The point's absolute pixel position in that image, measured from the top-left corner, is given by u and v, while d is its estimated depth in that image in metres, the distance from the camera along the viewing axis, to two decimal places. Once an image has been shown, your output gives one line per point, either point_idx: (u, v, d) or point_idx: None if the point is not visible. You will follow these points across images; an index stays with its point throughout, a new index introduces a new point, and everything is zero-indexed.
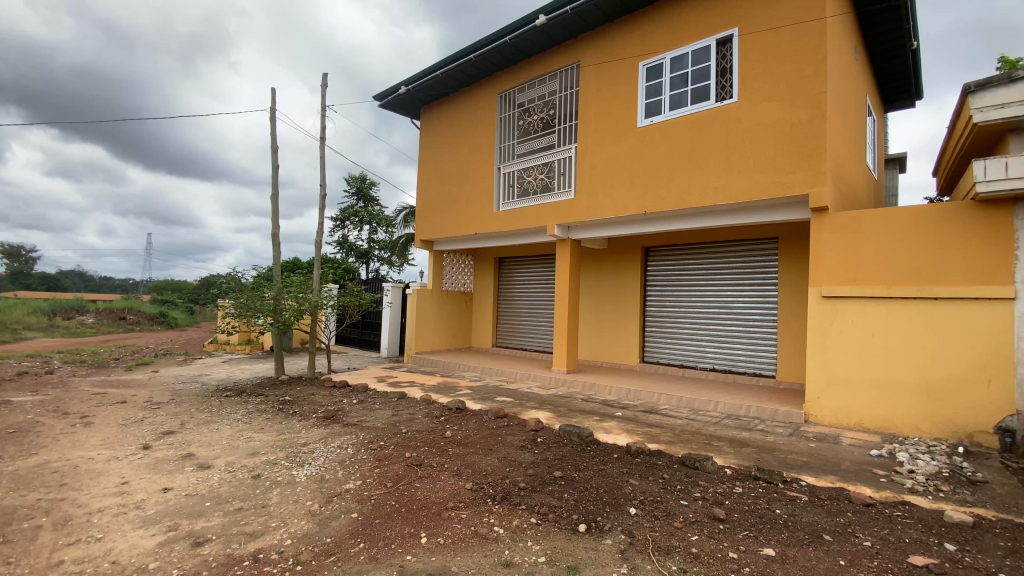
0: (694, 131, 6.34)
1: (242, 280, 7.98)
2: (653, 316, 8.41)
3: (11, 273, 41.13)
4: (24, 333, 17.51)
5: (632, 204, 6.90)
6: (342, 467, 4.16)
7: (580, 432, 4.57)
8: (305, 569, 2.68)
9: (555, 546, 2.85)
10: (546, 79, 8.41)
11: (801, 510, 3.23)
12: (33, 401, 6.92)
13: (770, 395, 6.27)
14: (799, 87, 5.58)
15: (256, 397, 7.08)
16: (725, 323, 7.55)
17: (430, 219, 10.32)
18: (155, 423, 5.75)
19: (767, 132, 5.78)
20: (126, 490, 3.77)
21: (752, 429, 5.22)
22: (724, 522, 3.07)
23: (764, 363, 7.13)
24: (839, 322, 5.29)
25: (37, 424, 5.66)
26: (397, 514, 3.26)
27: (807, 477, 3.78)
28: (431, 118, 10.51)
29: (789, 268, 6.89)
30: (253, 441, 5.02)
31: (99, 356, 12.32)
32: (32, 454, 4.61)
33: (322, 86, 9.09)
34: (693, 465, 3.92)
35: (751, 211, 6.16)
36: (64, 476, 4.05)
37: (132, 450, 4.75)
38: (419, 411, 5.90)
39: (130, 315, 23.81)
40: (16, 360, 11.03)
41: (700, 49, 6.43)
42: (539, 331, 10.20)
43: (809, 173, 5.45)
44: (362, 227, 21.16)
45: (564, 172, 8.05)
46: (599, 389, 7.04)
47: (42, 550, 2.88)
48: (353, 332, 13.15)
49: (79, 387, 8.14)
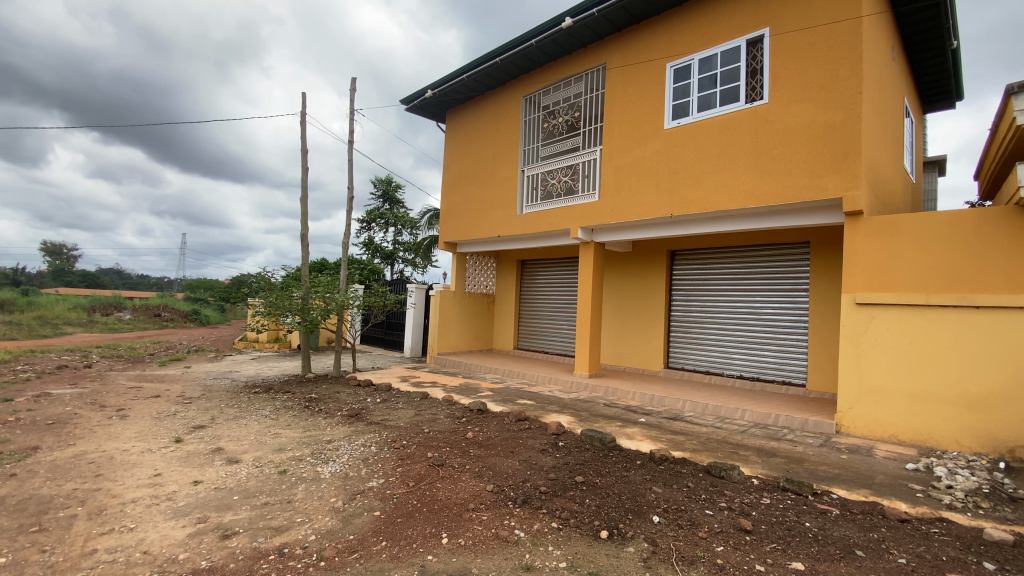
0: (723, 133, 6.23)
1: (272, 280, 8.17)
2: (678, 321, 8.27)
3: (55, 270, 43.17)
4: (66, 328, 18.37)
5: (658, 207, 6.82)
6: (365, 465, 4.20)
7: (602, 437, 4.53)
8: (328, 565, 2.71)
9: (577, 551, 2.82)
10: (571, 81, 8.39)
11: (832, 524, 3.12)
12: (72, 394, 7.19)
13: (800, 405, 6.08)
14: (832, 88, 5.44)
15: (283, 393, 7.23)
16: (754, 329, 7.37)
17: (454, 221, 10.39)
18: (186, 417, 5.92)
19: (798, 134, 5.63)
20: (158, 482, 3.88)
21: (780, 439, 5.08)
22: (751, 534, 2.98)
23: (793, 372, 6.93)
24: (872, 330, 5.10)
25: (75, 416, 5.90)
26: (418, 514, 3.27)
27: (839, 490, 3.65)
28: (456, 121, 10.61)
29: (821, 274, 6.70)
30: (279, 437, 5.12)
31: (135, 351, 12.80)
32: (71, 445, 4.80)
33: (351, 90, 9.29)
34: (719, 474, 3.83)
35: (778, 215, 6.03)
36: (100, 467, 4.20)
37: (165, 443, 4.91)
38: (442, 412, 5.94)
39: (165, 312, 24.70)
40: (57, 354, 11.53)
41: (730, 50, 6.32)
42: (561, 335, 10.14)
43: (842, 177, 5.30)
44: (387, 228, 21.45)
45: (589, 175, 8.01)
46: (621, 395, 6.96)
47: (77, 539, 2.99)
48: (377, 332, 13.33)
49: (116, 380, 8.45)
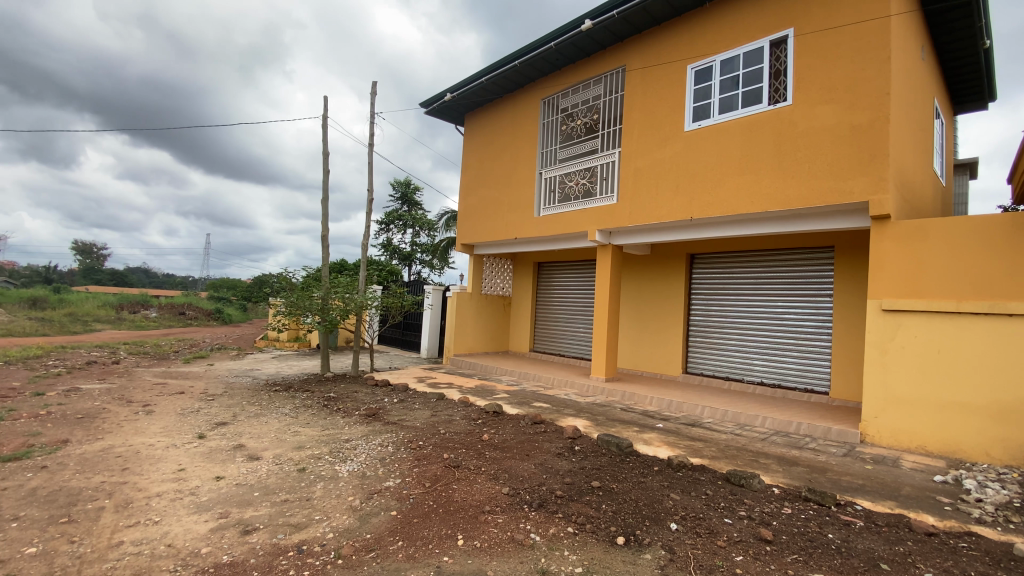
0: (744, 135, 6.14)
1: (293, 280, 8.30)
2: (697, 325, 8.17)
3: (85, 269, 44.55)
4: (94, 325, 18.95)
5: (678, 210, 6.75)
6: (382, 465, 4.23)
7: (619, 442, 4.49)
8: (346, 563, 2.74)
9: (593, 557, 2.80)
10: (590, 83, 8.36)
11: (856, 536, 3.03)
12: (101, 389, 7.41)
13: (823, 413, 5.95)
14: (858, 89, 5.33)
15: (303, 392, 7.35)
16: (775, 335, 7.24)
17: (472, 223, 10.44)
18: (209, 414, 6.05)
19: (822, 136, 5.53)
20: (182, 477, 3.98)
21: (802, 447, 4.98)
22: (773, 545, 2.92)
23: (816, 380, 6.78)
24: (900, 338, 4.96)
25: (104, 410, 6.08)
26: (434, 515, 3.28)
27: (863, 502, 3.56)
28: (475, 124, 10.66)
29: (846, 280, 6.55)
30: (299, 435, 5.20)
31: (161, 348, 13.15)
32: (99, 439, 4.95)
33: (371, 94, 9.41)
34: (738, 483, 3.76)
35: (801, 218, 5.92)
36: (126, 461, 4.32)
37: (189, 439, 5.02)
38: (457, 413, 5.96)
39: (189, 311, 25.29)
40: (87, 350, 11.89)
41: (752, 51, 6.24)
42: (578, 338, 10.09)
43: (868, 180, 5.17)
44: (405, 230, 21.65)
45: (607, 177, 7.96)
46: (639, 399, 6.89)
47: (104, 531, 3.07)
48: (395, 333, 13.45)
49: (142, 376, 8.68)
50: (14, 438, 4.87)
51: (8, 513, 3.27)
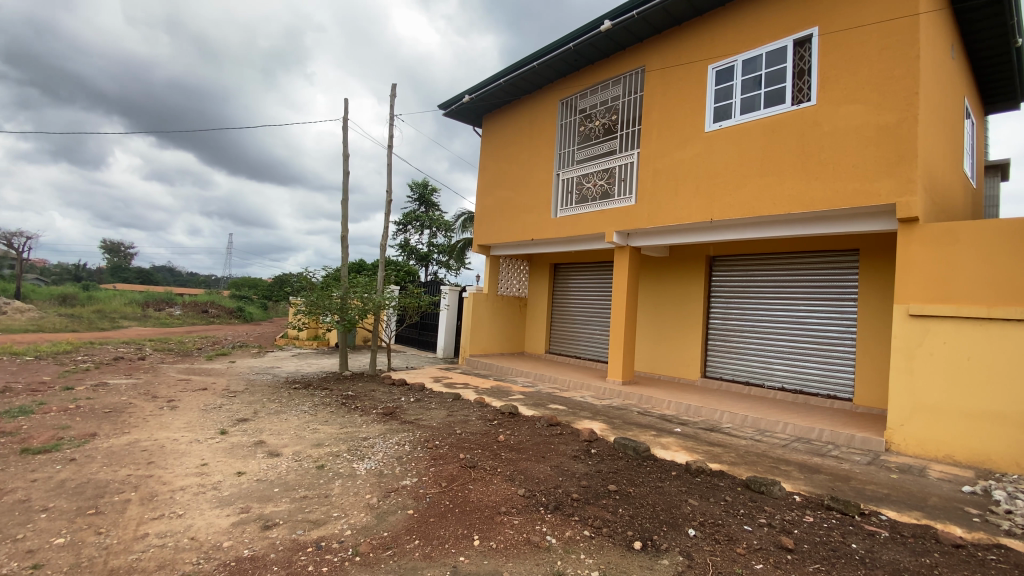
0: (767, 135, 6.05)
1: (313, 280, 8.42)
2: (716, 329, 8.06)
3: (113, 267, 45.88)
4: (121, 321, 19.52)
5: (697, 212, 6.67)
6: (399, 464, 4.27)
7: (636, 446, 4.45)
8: (363, 561, 2.76)
9: (609, 561, 2.77)
10: (609, 84, 8.32)
11: (881, 547, 2.95)
12: (127, 384, 7.63)
13: (846, 420, 5.82)
14: (886, 88, 5.20)
15: (322, 390, 7.45)
16: (797, 339, 7.10)
17: (489, 224, 10.46)
18: (231, 410, 6.17)
19: (847, 136, 5.41)
20: (205, 471, 4.06)
21: (825, 454, 4.88)
22: (794, 553, 2.86)
23: (839, 386, 6.64)
24: (927, 343, 4.82)
25: (130, 405, 6.24)
26: (451, 515, 3.29)
27: (888, 512, 3.46)
28: (493, 126, 10.70)
29: (871, 284, 6.40)
30: (317, 432, 5.27)
31: (185, 345, 13.46)
32: (126, 433, 5.08)
33: (391, 96, 9.51)
34: (759, 489, 3.69)
35: (824, 220, 5.80)
36: (152, 455, 4.43)
37: (211, 434, 5.12)
38: (473, 413, 5.98)
39: (212, 308, 25.84)
40: (114, 346, 12.23)
41: (776, 51, 6.14)
42: (594, 340, 10.03)
43: (895, 181, 5.04)
44: (423, 231, 21.80)
45: (625, 179, 7.90)
46: (656, 403, 6.82)
47: (130, 523, 3.15)
48: (411, 333, 13.56)
49: (167, 373, 8.90)
50: (45, 431, 5.03)
51: (38, 503, 3.37)
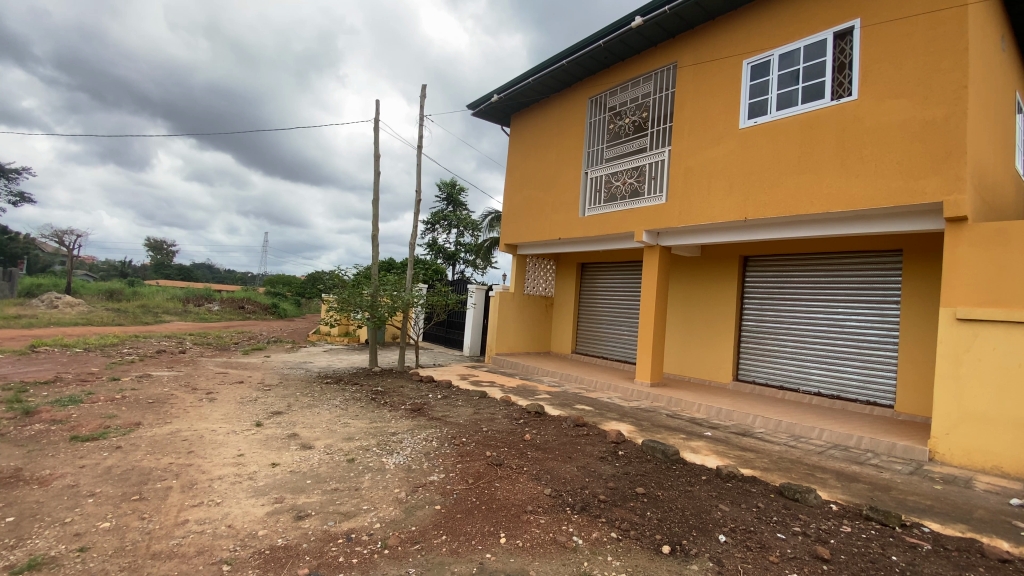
0: (804, 132, 5.86)
1: (344, 277, 8.59)
2: (749, 331, 7.86)
3: (157, 264, 47.98)
4: (164, 316, 20.42)
5: (731, 210, 6.51)
6: (426, 459, 4.33)
7: (664, 449, 4.37)
8: (392, 553, 2.81)
9: (637, 564, 2.74)
10: (640, 81, 8.20)
11: (923, 560, 2.82)
12: (169, 376, 7.96)
13: (887, 428, 5.58)
14: (933, 82, 4.96)
15: (352, 385, 7.61)
16: (834, 343, 6.86)
17: (516, 223, 10.47)
18: (266, 403, 6.37)
19: (890, 132, 5.19)
20: (241, 462, 4.21)
21: (863, 463, 4.70)
22: (830, 564, 2.76)
23: (879, 392, 6.37)
24: (976, 349, 4.58)
25: (172, 396, 6.52)
26: (478, 511, 3.32)
27: (932, 524, 3.31)
28: (521, 125, 10.70)
29: (915, 286, 6.13)
30: (348, 427, 5.38)
31: (223, 339, 13.99)
32: (168, 423, 5.31)
33: (421, 96, 9.64)
34: (793, 497, 3.58)
35: (867, 220, 5.58)
36: (192, 445, 4.61)
37: (247, 426, 5.30)
38: (500, 411, 6.00)
39: (248, 304, 26.67)
40: (157, 340, 12.77)
41: (814, 44, 5.94)
42: (622, 341, 9.91)
43: (943, 178, 4.80)
44: (450, 230, 22.00)
45: (656, 176, 7.78)
46: (685, 406, 6.69)
47: (171, 510, 3.29)
48: (439, 331, 13.70)
49: (206, 366, 9.25)
50: (93, 419, 5.30)
51: (86, 489, 3.56)
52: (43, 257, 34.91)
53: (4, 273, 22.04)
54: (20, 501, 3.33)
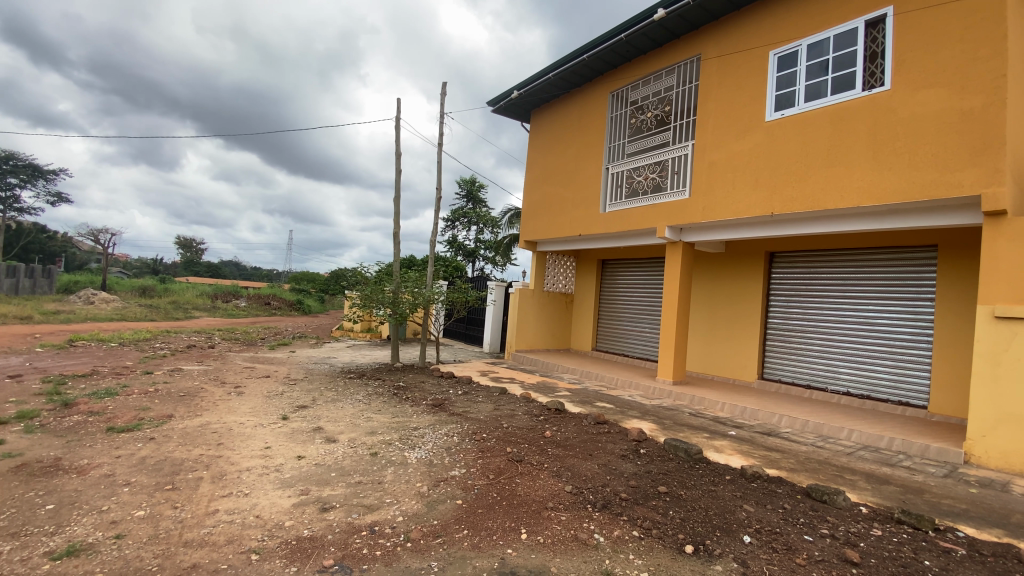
0: (834, 124, 5.69)
1: (366, 274, 8.70)
2: (776, 329, 7.70)
3: (186, 262, 49.44)
4: (193, 312, 20.99)
5: (757, 205, 6.37)
6: (448, 454, 4.37)
7: (687, 448, 4.32)
8: (415, 546, 2.85)
9: (659, 563, 2.72)
10: (662, 74, 8.08)
11: (958, 565, 2.73)
12: (200, 370, 8.19)
13: (921, 429, 5.40)
14: (970, 70, 4.76)
15: (374, 380, 7.72)
16: (865, 341, 6.67)
17: (536, 220, 10.44)
18: (291, 397, 6.51)
19: (925, 124, 5.00)
20: (268, 454, 4.31)
21: (895, 465, 4.56)
22: (859, 568, 2.69)
23: (912, 392, 6.17)
24: (1016, 348, 4.38)
25: (201, 390, 6.71)
26: (499, 507, 3.33)
27: (967, 528, 3.19)
28: (541, 120, 10.65)
29: (951, 283, 5.92)
30: (371, 421, 5.46)
31: (250, 334, 14.34)
32: (198, 415, 5.48)
33: (442, 94, 9.69)
34: (821, 498, 3.49)
35: (900, 215, 5.40)
36: (220, 437, 4.74)
37: (273, 419, 5.42)
38: (520, 408, 6.01)
39: (274, 300, 27.23)
40: (187, 335, 13.16)
41: (844, 33, 5.76)
42: (644, 338, 9.81)
43: (981, 171, 4.61)
44: (470, 228, 22.07)
45: (679, 171, 7.66)
46: (709, 405, 6.59)
47: (202, 500, 3.39)
48: (459, 327, 13.78)
49: (234, 360, 9.50)
50: (128, 411, 5.50)
51: (122, 478, 3.70)
52: (80, 255, 36.25)
53: (44, 270, 22.96)
54: (60, 489, 3.48)
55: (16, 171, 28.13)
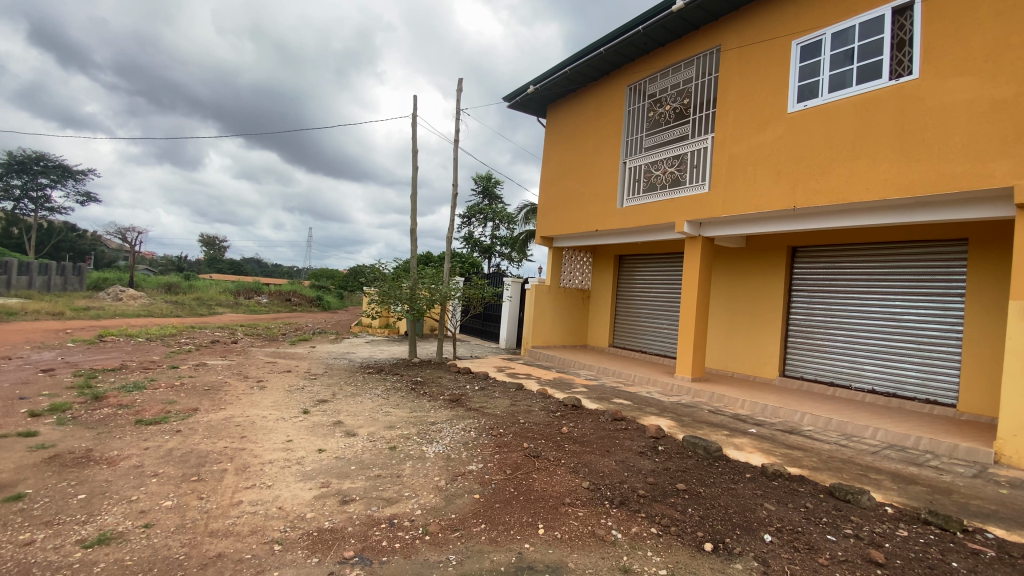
0: (859, 115, 5.54)
1: (384, 270, 8.77)
2: (797, 325, 7.56)
3: (209, 259, 50.63)
4: (216, 307, 21.51)
5: (779, 199, 6.25)
6: (465, 449, 4.40)
7: (706, 445, 4.28)
8: (433, 540, 2.87)
9: (677, 561, 2.70)
10: (681, 66, 7.96)
11: (987, 567, 2.65)
12: (223, 365, 8.39)
13: (950, 428, 5.25)
14: (1003, 57, 4.58)
15: (393, 375, 7.81)
16: (891, 338, 6.50)
17: (553, 215, 10.40)
18: (312, 391, 6.63)
19: (954, 113, 4.84)
20: (290, 447, 4.39)
21: (922, 464, 4.44)
22: (885, 569, 2.63)
23: (941, 390, 6.01)
24: None
25: (225, 384, 6.88)
26: (516, 502, 3.35)
27: (997, 530, 3.10)
28: (558, 115, 10.59)
29: (982, 278, 5.73)
30: (389, 415, 5.53)
31: (271, 330, 14.64)
32: (223, 408, 5.61)
33: (458, 90, 9.70)
34: (844, 498, 3.43)
35: (929, 207, 5.23)
36: (244, 430, 4.85)
37: (295, 413, 5.52)
38: (537, 404, 6.01)
39: (294, 297, 27.68)
40: (211, 330, 13.51)
41: (870, 21, 5.60)
42: (662, 334, 9.71)
43: (1015, 162, 4.44)
44: (486, 224, 22.09)
45: (698, 165, 7.55)
46: (728, 402, 6.51)
47: (227, 491, 3.47)
48: (476, 323, 13.83)
49: (256, 355, 9.71)
50: (155, 404, 5.66)
51: (151, 469, 3.81)
52: (108, 253, 37.36)
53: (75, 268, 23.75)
54: (91, 479, 3.60)
55: (47, 171, 29.08)
